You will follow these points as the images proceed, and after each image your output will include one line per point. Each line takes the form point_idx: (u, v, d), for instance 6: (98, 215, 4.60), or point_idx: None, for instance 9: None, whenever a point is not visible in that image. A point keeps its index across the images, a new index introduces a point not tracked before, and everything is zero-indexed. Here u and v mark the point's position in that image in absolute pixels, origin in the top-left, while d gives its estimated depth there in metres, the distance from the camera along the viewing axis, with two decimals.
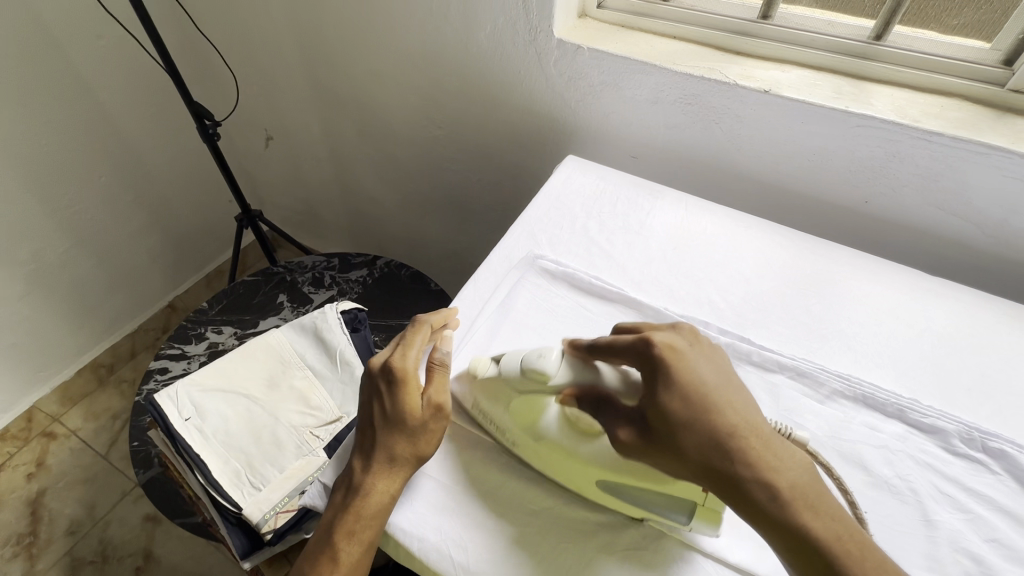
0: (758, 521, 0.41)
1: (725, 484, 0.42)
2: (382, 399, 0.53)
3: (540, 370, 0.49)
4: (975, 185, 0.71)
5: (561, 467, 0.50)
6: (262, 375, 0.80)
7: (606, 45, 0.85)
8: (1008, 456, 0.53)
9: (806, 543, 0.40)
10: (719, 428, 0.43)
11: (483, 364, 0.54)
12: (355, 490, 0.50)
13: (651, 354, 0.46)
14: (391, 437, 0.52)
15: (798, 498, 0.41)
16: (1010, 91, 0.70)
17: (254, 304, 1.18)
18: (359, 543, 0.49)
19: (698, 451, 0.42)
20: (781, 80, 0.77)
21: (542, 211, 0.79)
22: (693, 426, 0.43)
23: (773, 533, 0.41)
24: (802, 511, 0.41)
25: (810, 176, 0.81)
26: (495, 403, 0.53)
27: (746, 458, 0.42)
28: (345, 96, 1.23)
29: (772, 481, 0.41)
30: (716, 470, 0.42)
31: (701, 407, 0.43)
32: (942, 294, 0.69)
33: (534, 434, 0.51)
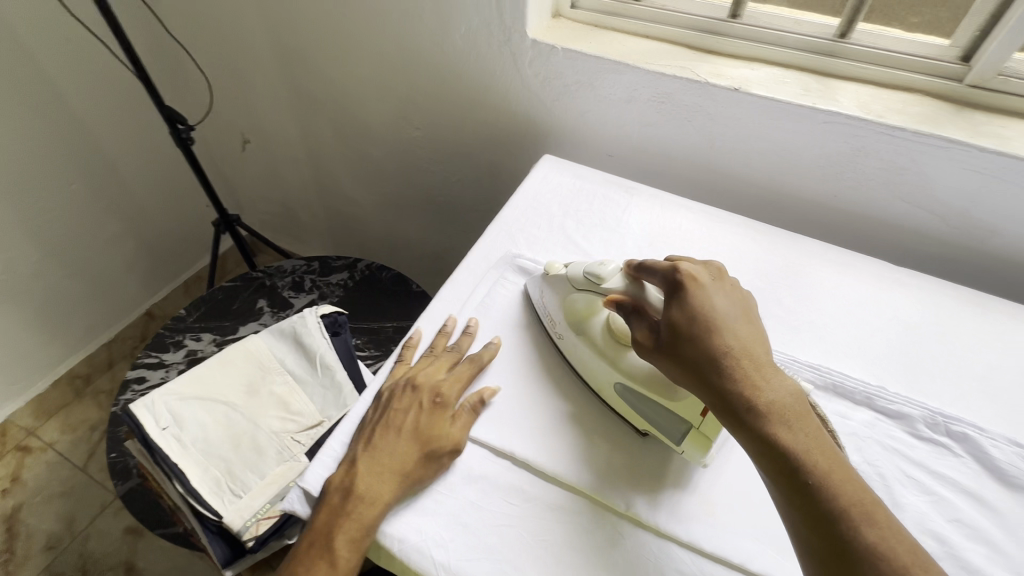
0: (739, 429, 0.46)
1: (709, 386, 0.48)
2: (413, 415, 0.55)
3: (598, 274, 0.58)
4: (937, 178, 0.73)
5: (592, 363, 0.59)
6: (240, 381, 0.79)
7: (580, 45, 0.86)
8: (970, 439, 0.55)
9: (772, 445, 0.44)
10: (718, 345, 0.49)
11: (556, 268, 0.65)
12: (356, 495, 0.50)
13: (680, 280, 0.53)
14: (409, 453, 0.52)
15: (773, 409, 0.46)
16: (968, 87, 0.73)
17: (233, 310, 1.16)
18: (348, 553, 0.48)
19: (695, 360, 0.49)
20: (750, 78, 0.79)
21: (519, 210, 0.79)
22: (697, 339, 0.49)
23: (745, 435, 0.46)
24: (776, 421, 0.45)
25: (781, 171, 0.83)
26: (556, 297, 0.63)
27: (731, 369, 0.48)
28: (322, 98, 1.22)
29: (750, 391, 0.47)
30: (707, 377, 0.48)
31: (703, 323, 0.50)
32: (909, 284, 0.71)
33: (577, 328, 0.61)
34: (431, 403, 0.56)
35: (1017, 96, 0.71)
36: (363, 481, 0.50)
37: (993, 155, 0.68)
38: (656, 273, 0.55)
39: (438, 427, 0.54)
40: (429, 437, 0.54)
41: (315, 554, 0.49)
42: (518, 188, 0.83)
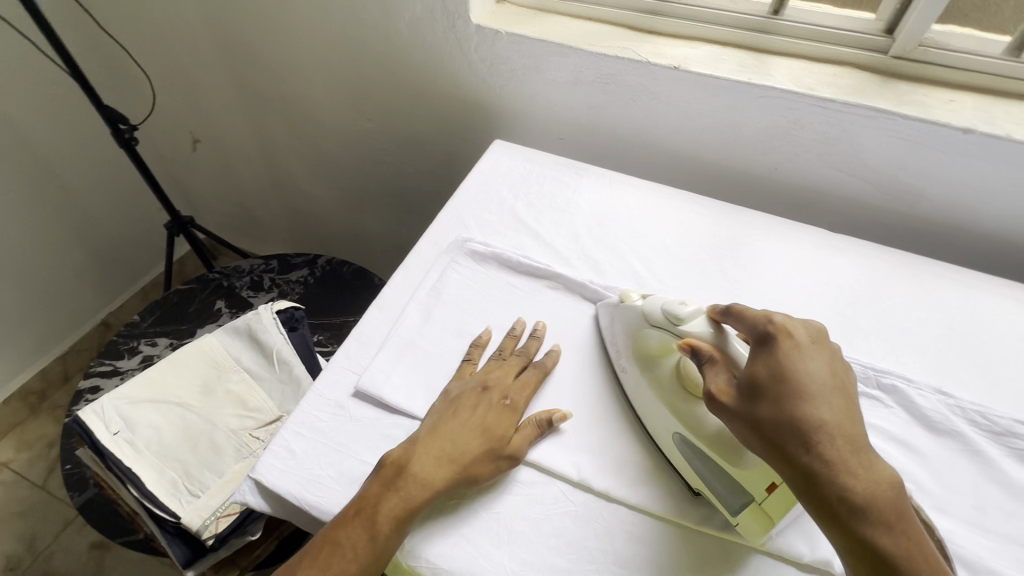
0: (822, 517, 0.41)
1: (795, 466, 0.42)
2: (479, 411, 0.53)
3: (678, 313, 0.53)
4: (868, 147, 0.76)
5: (649, 403, 0.54)
6: (195, 381, 0.78)
7: (523, 29, 0.86)
8: (899, 390, 0.58)
9: (865, 547, 0.39)
10: (811, 417, 0.43)
11: (632, 298, 0.60)
12: (410, 472, 0.49)
13: (771, 336, 0.48)
14: (471, 446, 0.51)
15: (872, 504, 0.40)
16: (894, 58, 0.76)
17: (189, 313, 1.14)
18: (389, 529, 0.46)
19: (779, 436, 0.43)
20: (690, 56, 0.80)
21: (470, 195, 0.80)
22: (786, 406, 0.43)
23: (832, 527, 0.41)
24: (873, 518, 0.40)
25: (724, 147, 0.85)
26: (626, 332, 0.58)
27: (825, 450, 0.42)
28: (271, 93, 1.19)
29: (846, 479, 0.41)
30: (792, 453, 0.42)
31: (795, 391, 0.44)
32: (845, 249, 0.74)
33: (644, 369, 0.55)
34: (502, 407, 0.54)
35: (937, 65, 0.75)
36: (420, 460, 0.49)
37: (916, 122, 0.71)
38: (746, 321, 0.50)
39: (503, 429, 0.52)
40: (494, 439, 0.51)
41: (355, 524, 0.46)
42: (469, 174, 0.83)
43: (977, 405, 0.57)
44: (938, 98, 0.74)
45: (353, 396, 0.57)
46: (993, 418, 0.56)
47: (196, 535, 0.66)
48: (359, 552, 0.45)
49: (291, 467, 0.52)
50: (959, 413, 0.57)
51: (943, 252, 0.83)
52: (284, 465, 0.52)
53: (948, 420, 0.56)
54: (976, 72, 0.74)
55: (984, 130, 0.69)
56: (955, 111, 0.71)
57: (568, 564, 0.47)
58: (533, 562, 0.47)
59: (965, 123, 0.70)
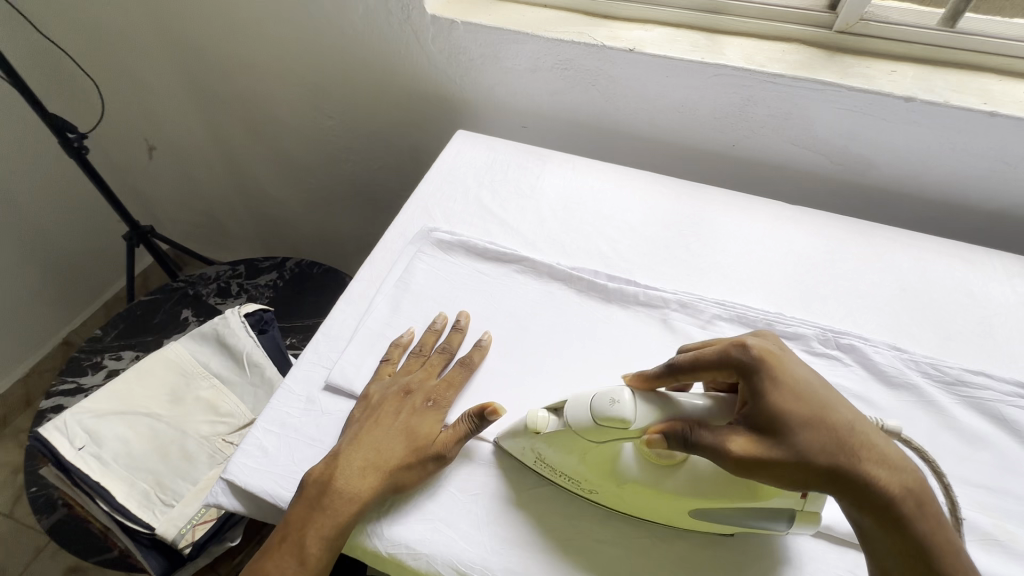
0: (885, 529, 0.41)
1: (851, 484, 0.41)
2: (403, 416, 0.53)
3: (620, 417, 0.44)
4: (818, 119, 0.79)
5: (650, 505, 0.47)
6: (162, 390, 0.76)
7: (478, 18, 0.86)
8: (856, 349, 0.61)
9: (928, 544, 0.40)
10: (837, 428, 0.42)
11: (540, 420, 0.48)
12: (334, 487, 0.48)
13: (752, 359, 0.45)
14: (396, 451, 0.50)
15: (919, 501, 0.41)
16: (838, 33, 0.79)
17: (154, 324, 1.10)
18: (318, 550, 0.46)
19: (828, 457, 0.41)
20: (644, 39, 0.82)
21: (434, 186, 0.79)
22: (817, 424, 0.42)
23: (895, 533, 0.41)
24: (924, 514, 0.41)
25: (682, 127, 0.87)
26: (562, 451, 0.48)
27: (870, 459, 0.42)
28: (228, 95, 1.17)
29: (896, 482, 0.41)
30: (846, 471, 0.41)
31: (817, 405, 0.43)
32: (802, 219, 0.77)
33: (618, 480, 0.46)
34: (425, 412, 0.53)
35: (878, 38, 0.78)
36: (344, 474, 0.48)
37: (860, 93, 0.74)
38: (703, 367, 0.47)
39: (427, 431, 0.52)
40: (417, 445, 0.50)
41: (282, 549, 0.47)
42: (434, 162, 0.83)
43: (928, 357, 0.60)
44: (882, 70, 0.76)
45: (324, 390, 0.57)
46: (943, 368, 0.59)
47: (171, 545, 0.65)
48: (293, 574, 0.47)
49: (264, 466, 0.51)
50: (913, 367, 0.59)
51: (894, 218, 0.87)
52: (256, 463, 0.51)
53: (903, 374, 0.59)
54: (914, 43, 0.77)
55: (925, 98, 0.72)
56: (897, 81, 0.74)
57: (547, 538, 0.48)
58: (511, 538, 0.48)
59: (906, 92, 0.73)
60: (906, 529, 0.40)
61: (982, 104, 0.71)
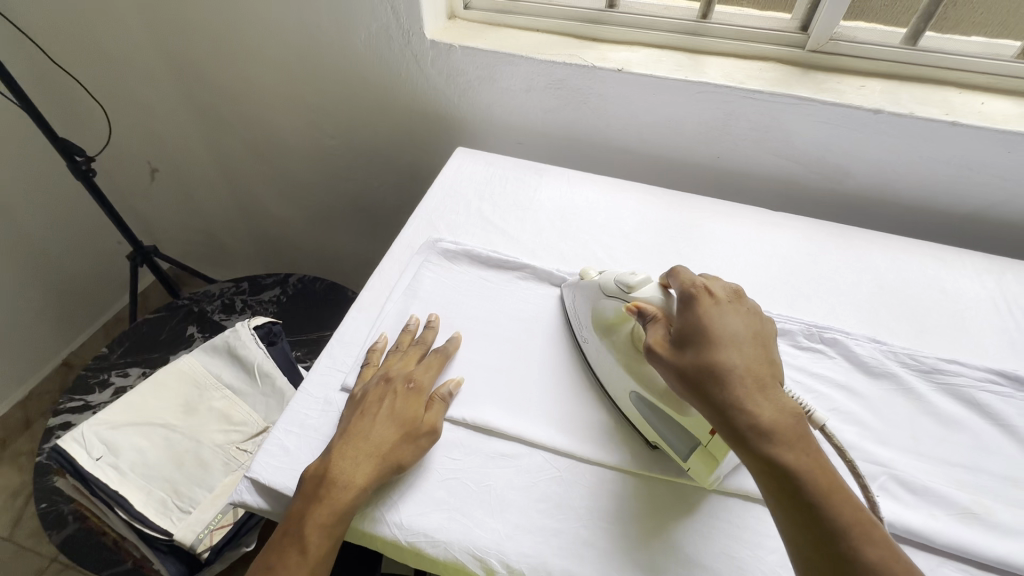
0: (745, 450, 0.44)
1: (714, 402, 0.45)
2: (387, 402, 0.55)
3: (629, 282, 0.57)
4: (796, 132, 0.84)
5: (611, 368, 0.58)
6: (177, 402, 0.78)
7: (475, 42, 0.91)
8: (839, 342, 0.65)
9: (780, 468, 0.43)
10: (721, 358, 0.47)
11: (591, 275, 0.65)
12: (331, 479, 0.50)
13: (698, 295, 0.51)
14: (385, 435, 0.53)
15: (778, 432, 0.44)
16: (811, 52, 0.85)
17: (160, 341, 1.12)
18: (319, 538, 0.48)
19: (698, 377, 0.46)
20: (631, 60, 0.87)
21: (437, 200, 0.84)
22: (703, 354, 0.47)
23: (749, 453, 0.44)
24: (783, 443, 0.43)
25: (669, 141, 0.92)
26: (586, 304, 0.62)
27: (739, 386, 0.45)
28: (232, 117, 1.21)
29: (756, 410, 0.44)
30: (712, 392, 0.46)
31: (713, 338, 0.48)
32: (784, 225, 0.82)
33: (602, 336, 0.59)
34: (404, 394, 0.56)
35: (848, 56, 0.84)
36: (337, 466, 0.50)
37: (834, 107, 0.80)
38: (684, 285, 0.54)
39: (413, 412, 0.55)
40: (402, 422, 0.54)
41: (287, 543, 0.49)
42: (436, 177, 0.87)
43: (906, 348, 0.65)
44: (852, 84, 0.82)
45: (340, 391, 0.60)
46: (920, 357, 0.63)
47: (190, 550, 0.67)
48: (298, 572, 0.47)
49: (286, 463, 0.54)
50: (892, 357, 0.64)
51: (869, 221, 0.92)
52: (279, 462, 0.54)
53: (883, 363, 0.63)
54: (881, 60, 0.83)
55: (891, 110, 0.78)
56: (866, 95, 0.80)
57: (556, 523, 0.51)
58: (523, 525, 0.51)
59: (874, 105, 0.78)
60: (763, 455, 0.43)
61: (943, 114, 0.77)
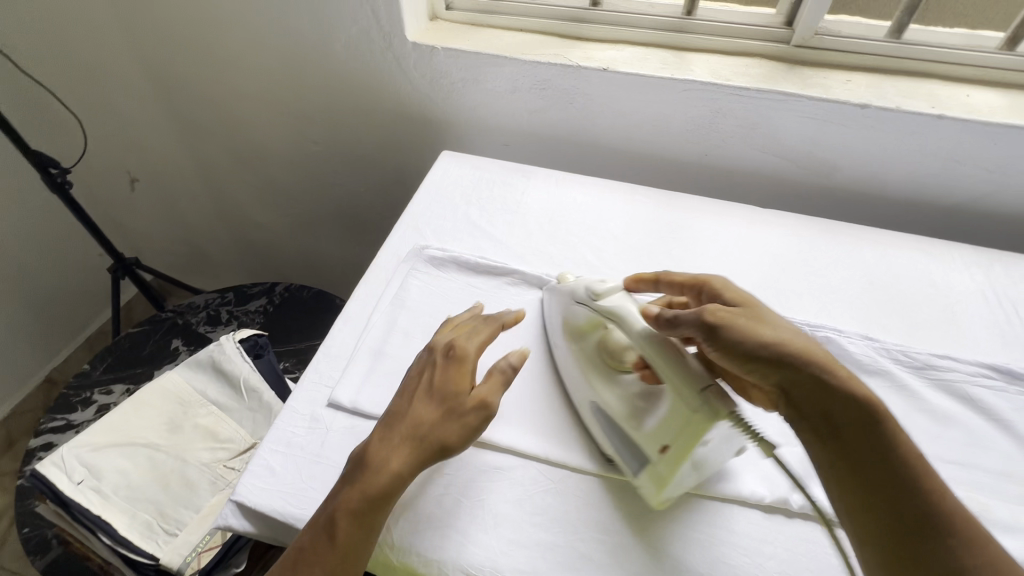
0: (834, 400, 0.45)
1: (792, 358, 0.47)
2: (433, 376, 0.53)
3: (597, 291, 0.57)
4: (783, 128, 0.84)
5: (575, 377, 0.58)
6: (160, 421, 0.76)
7: (458, 44, 0.90)
8: (833, 341, 0.64)
9: (868, 414, 0.44)
10: (778, 327, 0.50)
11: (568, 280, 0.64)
12: (366, 461, 0.48)
13: (726, 287, 0.56)
14: (427, 413, 0.50)
15: (857, 383, 0.46)
16: (796, 47, 0.84)
17: (144, 356, 1.10)
18: (349, 525, 0.45)
19: (772, 337, 0.48)
20: (616, 58, 0.86)
21: (423, 205, 0.82)
22: (762, 323, 0.50)
23: (838, 402, 0.45)
24: (862, 394, 0.46)
25: (657, 139, 0.91)
26: (560, 309, 0.62)
27: (809, 346, 0.48)
28: (212, 125, 1.18)
29: (832, 364, 0.47)
30: (788, 350, 0.47)
31: (763, 313, 0.51)
32: (773, 222, 0.81)
33: (573, 342, 0.59)
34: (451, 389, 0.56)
35: (833, 50, 0.83)
36: (378, 448, 0.49)
37: (820, 102, 0.79)
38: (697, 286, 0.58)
39: (460, 384, 0.52)
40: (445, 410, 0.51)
41: (316, 527, 0.46)
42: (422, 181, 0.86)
43: (899, 345, 0.64)
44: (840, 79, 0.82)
45: (327, 407, 0.58)
46: (913, 354, 0.63)
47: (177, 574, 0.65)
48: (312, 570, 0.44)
49: (273, 484, 0.52)
50: (885, 354, 0.63)
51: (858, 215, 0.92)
52: (265, 483, 0.52)
53: (876, 361, 0.63)
54: (867, 53, 0.83)
55: (878, 104, 0.77)
56: (852, 90, 0.80)
57: (552, 537, 0.50)
58: (518, 540, 0.50)
59: (860, 99, 0.78)
60: (828, 417, 0.45)
61: (930, 108, 0.77)
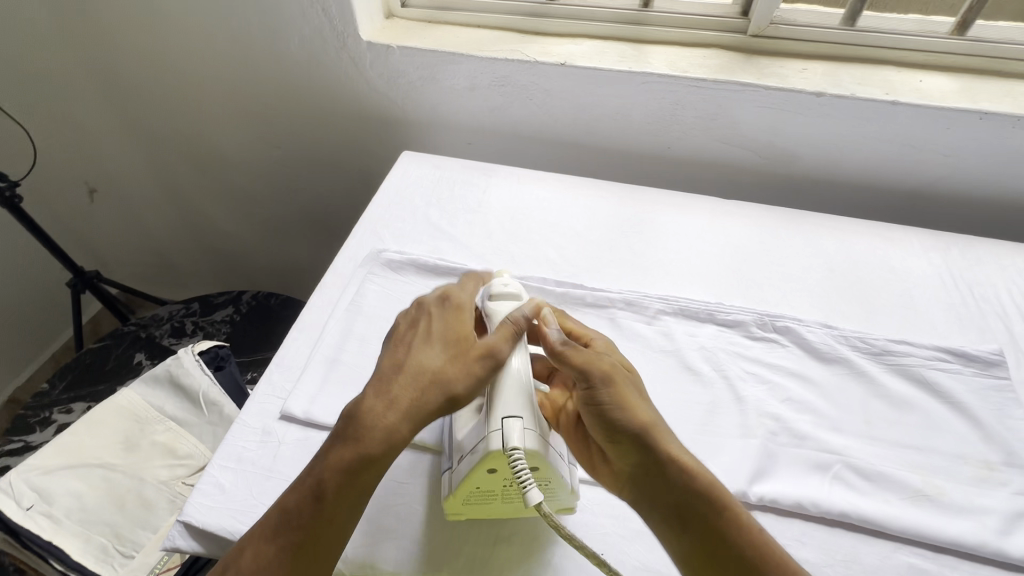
0: (678, 502, 0.45)
1: (648, 454, 0.47)
2: (431, 328, 0.51)
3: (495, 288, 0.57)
4: (742, 118, 0.84)
5: None
6: (116, 439, 0.73)
7: (414, 42, 0.88)
8: (792, 330, 0.64)
9: (711, 520, 0.44)
10: (642, 415, 0.48)
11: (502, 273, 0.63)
12: (359, 416, 0.46)
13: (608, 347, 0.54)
14: (428, 363, 0.49)
15: (709, 485, 0.45)
16: (753, 37, 0.84)
17: (106, 372, 1.06)
18: (341, 479, 0.44)
19: (632, 430, 0.47)
20: (574, 53, 0.85)
21: (382, 208, 0.81)
22: (629, 407, 0.49)
23: (679, 504, 0.45)
24: (712, 496, 0.44)
25: (619, 133, 0.91)
26: None
27: (666, 440, 0.47)
28: (169, 131, 1.15)
29: (682, 464, 0.46)
30: (645, 445, 0.47)
31: (635, 394, 0.50)
32: (735, 212, 0.81)
33: None
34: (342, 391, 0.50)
35: (789, 40, 0.83)
36: (370, 402, 0.47)
37: (777, 91, 0.79)
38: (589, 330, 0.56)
39: (463, 333, 0.51)
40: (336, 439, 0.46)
41: (305, 484, 0.44)
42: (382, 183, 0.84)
43: (857, 332, 0.65)
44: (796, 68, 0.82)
45: (279, 419, 0.57)
46: (871, 340, 0.63)
47: None
48: (293, 537, 0.42)
49: (221, 502, 0.51)
50: (844, 342, 0.63)
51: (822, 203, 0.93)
52: (213, 501, 0.51)
53: (834, 348, 0.63)
54: (823, 42, 0.83)
55: (833, 92, 0.78)
56: (808, 78, 0.80)
57: None
58: None
59: (816, 87, 0.78)
60: (680, 512, 0.45)
61: (884, 94, 0.77)
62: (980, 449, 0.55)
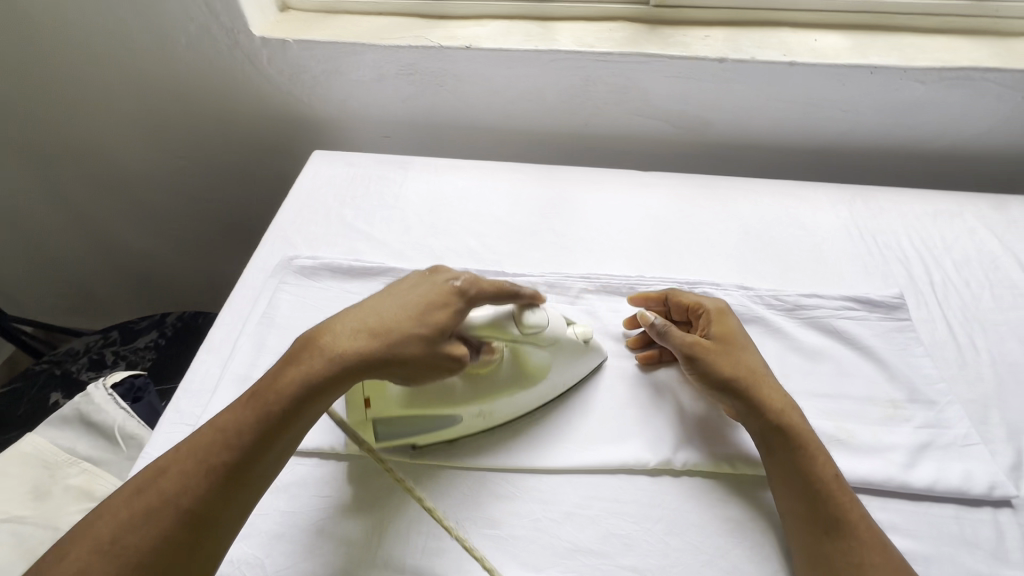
0: (773, 437, 0.51)
1: (747, 397, 0.52)
2: (422, 291, 0.53)
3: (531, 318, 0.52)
4: (652, 90, 0.84)
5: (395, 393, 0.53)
6: (20, 490, 0.67)
7: (310, 34, 0.84)
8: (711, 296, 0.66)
9: (799, 454, 0.50)
10: (745, 364, 0.55)
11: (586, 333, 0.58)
12: (318, 346, 0.49)
13: (709, 310, 0.60)
14: (400, 320, 0.51)
15: (801, 426, 0.51)
16: (655, 8, 0.84)
17: (17, 417, 0.97)
18: (277, 406, 0.46)
19: (735, 377, 0.53)
20: (479, 35, 0.83)
21: (292, 212, 0.77)
22: (732, 359, 0.55)
23: (776, 438, 0.51)
24: (803, 437, 0.51)
25: (535, 113, 0.90)
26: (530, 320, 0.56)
27: (766, 385, 0.53)
28: (57, 150, 1.05)
29: (781, 405, 0.52)
30: (746, 388, 0.53)
31: (738, 349, 0.56)
32: (653, 184, 0.82)
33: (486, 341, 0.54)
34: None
35: (689, 7, 0.84)
36: (337, 335, 0.50)
37: (681, 60, 0.80)
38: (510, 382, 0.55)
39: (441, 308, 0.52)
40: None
41: (245, 408, 0.47)
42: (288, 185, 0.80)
43: (771, 290, 0.67)
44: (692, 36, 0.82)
45: None
46: (784, 297, 0.65)
47: None
48: (219, 459, 0.44)
49: None
50: (759, 301, 0.65)
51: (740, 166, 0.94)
52: None
53: (751, 309, 0.64)
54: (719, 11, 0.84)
55: (735, 57, 0.79)
56: (711, 45, 0.81)
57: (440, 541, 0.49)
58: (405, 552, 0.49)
59: (718, 54, 0.79)
60: (770, 448, 0.51)
61: (782, 56, 0.79)
62: (886, 390, 0.58)
